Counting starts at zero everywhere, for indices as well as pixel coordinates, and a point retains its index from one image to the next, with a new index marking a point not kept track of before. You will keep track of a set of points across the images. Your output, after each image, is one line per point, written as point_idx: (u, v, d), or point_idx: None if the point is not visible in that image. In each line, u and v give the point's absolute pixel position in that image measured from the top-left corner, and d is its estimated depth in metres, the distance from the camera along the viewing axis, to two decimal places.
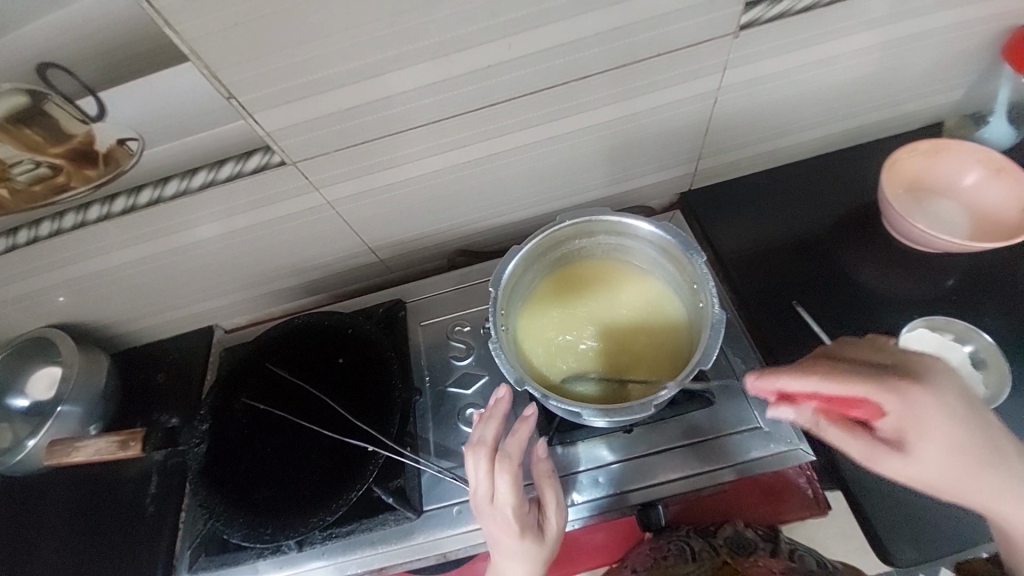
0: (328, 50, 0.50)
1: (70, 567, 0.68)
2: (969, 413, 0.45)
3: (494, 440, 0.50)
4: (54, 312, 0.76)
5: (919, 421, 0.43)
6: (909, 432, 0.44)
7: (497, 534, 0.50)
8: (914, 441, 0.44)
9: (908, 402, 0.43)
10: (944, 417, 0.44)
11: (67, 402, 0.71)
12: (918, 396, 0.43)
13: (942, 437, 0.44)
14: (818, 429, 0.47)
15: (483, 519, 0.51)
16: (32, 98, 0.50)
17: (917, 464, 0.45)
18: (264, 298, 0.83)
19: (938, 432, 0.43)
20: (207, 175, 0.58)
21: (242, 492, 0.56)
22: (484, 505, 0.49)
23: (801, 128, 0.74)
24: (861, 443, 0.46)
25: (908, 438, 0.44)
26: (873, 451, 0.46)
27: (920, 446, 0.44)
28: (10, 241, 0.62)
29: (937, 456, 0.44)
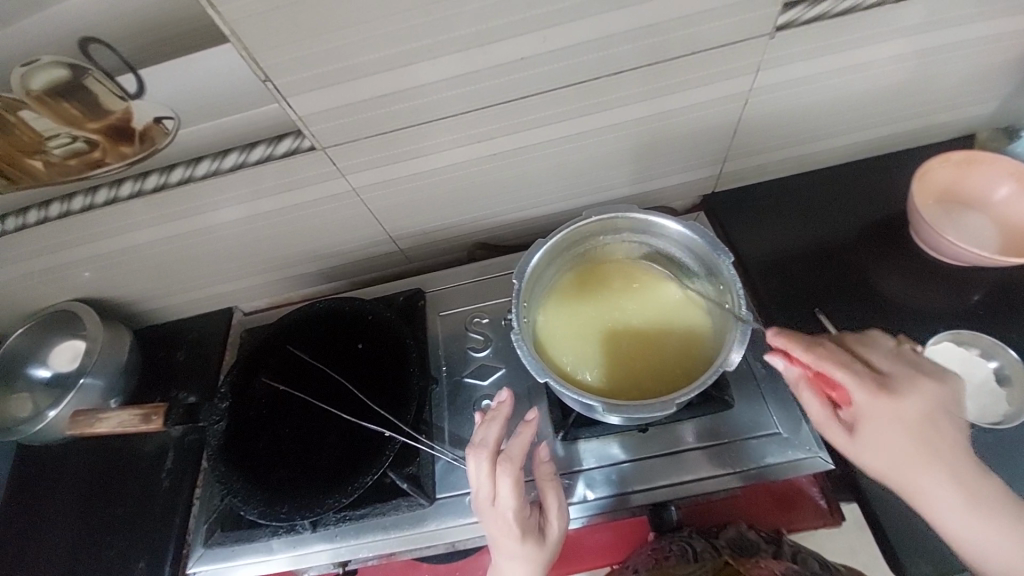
0: (363, 37, 0.50)
1: (86, 535, 0.69)
2: (946, 434, 0.47)
3: (495, 441, 0.51)
4: (80, 286, 0.78)
5: (879, 415, 0.47)
6: (865, 421, 0.48)
7: (497, 537, 0.50)
8: (867, 429, 0.48)
9: (881, 397, 0.47)
10: (913, 423, 0.47)
11: (90, 375, 0.72)
12: (891, 394, 0.47)
13: (892, 434, 0.47)
14: (794, 387, 0.52)
15: (483, 521, 0.51)
16: (71, 72, 0.49)
17: (859, 447, 0.49)
18: (285, 282, 0.84)
19: (889, 427, 0.47)
20: (238, 158, 0.59)
21: (260, 470, 0.56)
22: (485, 505, 0.49)
23: (831, 134, 0.73)
24: (822, 412, 0.51)
25: (860, 425, 0.48)
26: (828, 423, 0.51)
27: (871, 435, 0.48)
28: (43, 213, 0.64)
29: (884, 447, 0.47)
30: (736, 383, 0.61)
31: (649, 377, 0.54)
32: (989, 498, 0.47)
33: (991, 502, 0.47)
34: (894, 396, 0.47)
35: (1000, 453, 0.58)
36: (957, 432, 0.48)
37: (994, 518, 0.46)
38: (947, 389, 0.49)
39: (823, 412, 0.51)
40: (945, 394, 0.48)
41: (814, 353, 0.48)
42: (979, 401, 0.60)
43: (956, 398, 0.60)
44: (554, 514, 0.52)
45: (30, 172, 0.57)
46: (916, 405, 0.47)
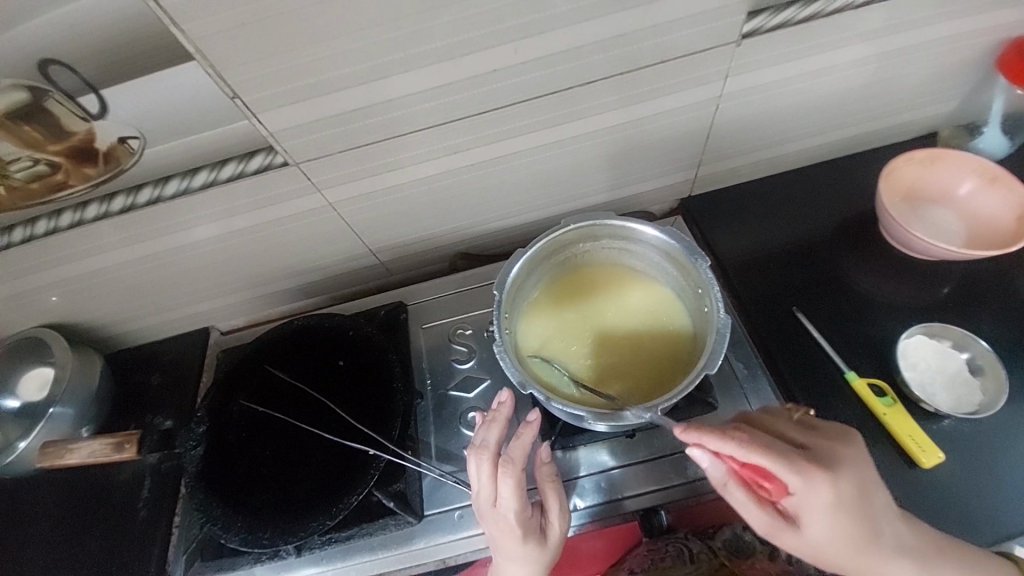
0: (333, 52, 0.50)
1: (59, 572, 0.66)
2: (871, 502, 0.46)
3: (496, 444, 0.49)
4: (47, 311, 0.75)
5: (822, 504, 0.43)
6: (806, 512, 0.44)
7: (498, 537, 0.50)
8: (809, 520, 0.44)
9: (814, 484, 0.43)
10: (850, 502, 0.44)
11: (59, 404, 0.70)
12: (826, 479, 0.43)
13: (835, 520, 0.44)
14: (722, 486, 0.47)
15: (485, 522, 0.51)
16: (32, 94, 0.48)
17: (805, 538, 0.46)
18: (263, 300, 0.82)
19: (832, 516, 0.44)
20: (208, 176, 0.57)
21: (241, 496, 0.55)
22: (486, 508, 0.49)
23: (800, 136, 0.75)
24: (761, 510, 0.46)
25: (802, 517, 0.45)
26: (768, 521, 0.46)
27: (814, 524, 0.45)
28: (5, 239, 0.62)
29: (828, 533, 0.45)
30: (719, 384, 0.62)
31: (633, 383, 0.54)
32: (916, 549, 0.49)
33: (920, 551, 0.49)
34: (830, 480, 0.43)
35: (976, 441, 0.60)
36: (879, 494, 0.47)
37: (930, 566, 0.49)
38: (853, 449, 0.46)
39: (762, 508, 0.46)
40: (856, 458, 0.46)
41: (741, 451, 0.42)
42: (954, 392, 0.62)
43: (933, 390, 0.62)
44: (556, 513, 0.52)
45: None
46: (846, 481, 0.44)
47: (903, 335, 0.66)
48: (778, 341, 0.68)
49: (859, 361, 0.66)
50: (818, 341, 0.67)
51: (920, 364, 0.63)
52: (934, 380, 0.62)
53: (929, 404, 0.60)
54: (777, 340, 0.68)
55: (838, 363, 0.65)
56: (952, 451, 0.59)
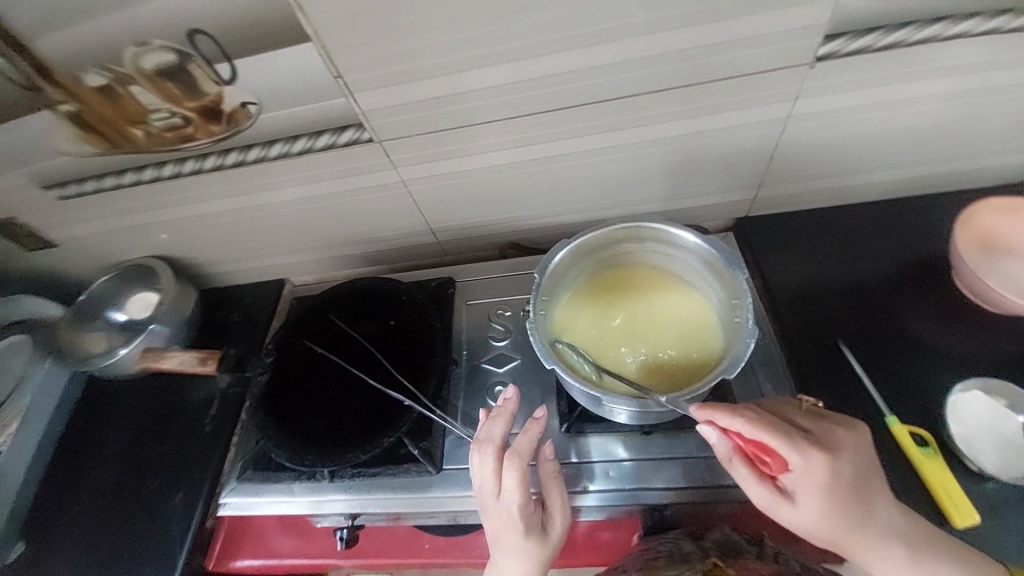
0: (425, 45, 0.56)
1: (139, 462, 0.79)
2: (869, 490, 0.49)
3: (501, 437, 0.54)
4: (158, 246, 0.88)
5: (818, 479, 0.47)
6: (804, 487, 0.47)
7: (499, 529, 0.53)
8: (805, 497, 0.48)
9: (813, 461, 0.47)
10: (845, 483, 0.47)
11: (159, 322, 0.82)
12: (823, 455, 0.47)
13: (831, 500, 0.47)
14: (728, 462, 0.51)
15: (485, 514, 0.54)
16: (179, 58, 0.57)
17: (801, 513, 0.48)
18: (332, 261, 0.92)
19: (826, 494, 0.47)
20: (306, 143, 0.66)
21: (292, 420, 0.62)
22: (488, 499, 0.53)
23: (872, 168, 0.73)
24: (763, 485, 0.49)
25: (799, 495, 0.48)
26: (770, 498, 0.49)
27: (810, 499, 0.47)
28: (136, 176, 0.72)
29: (823, 513, 0.47)
30: None
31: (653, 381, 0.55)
32: (917, 549, 0.49)
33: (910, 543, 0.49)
34: (825, 458, 0.47)
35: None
36: (876, 480, 0.49)
37: (925, 563, 0.48)
38: (858, 439, 0.50)
39: (765, 483, 0.49)
40: (860, 446, 0.50)
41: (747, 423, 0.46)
42: (1006, 453, 0.58)
43: (980, 447, 0.58)
44: (558, 509, 0.55)
45: (130, 139, 0.65)
46: (843, 460, 0.48)
47: (954, 390, 0.62)
48: (816, 370, 0.67)
49: (900, 402, 0.63)
50: (860, 376, 0.65)
51: (971, 419, 0.60)
52: (983, 438, 0.58)
53: (973, 462, 0.57)
54: (815, 369, 0.67)
55: (878, 402, 0.63)
56: (992, 513, 0.56)
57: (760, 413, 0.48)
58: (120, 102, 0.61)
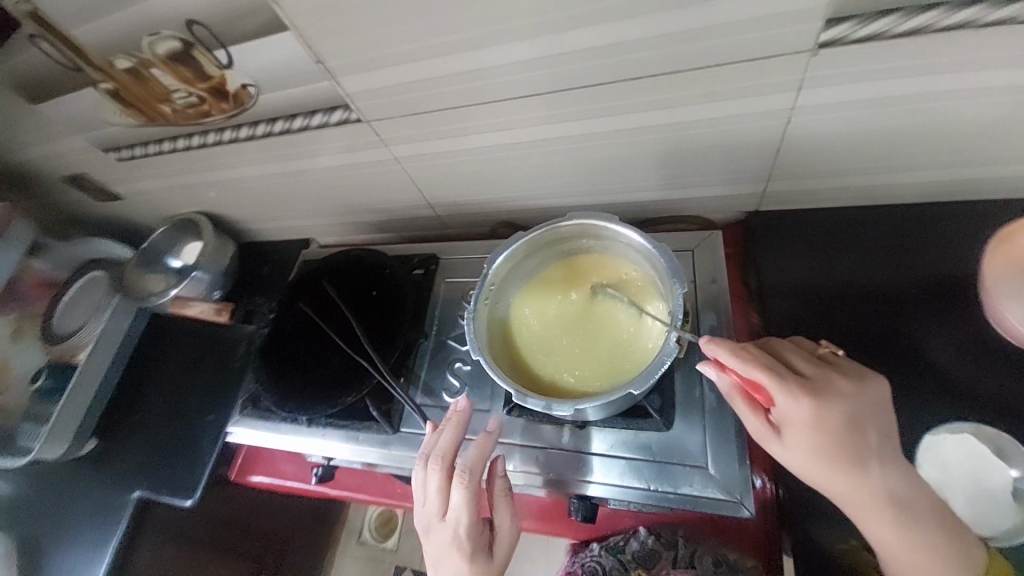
0: (395, 31, 0.57)
1: (187, 384, 0.97)
2: (874, 441, 0.47)
3: (450, 451, 0.57)
4: (202, 203, 1.01)
5: (805, 419, 0.48)
6: (790, 425, 0.49)
7: (444, 552, 0.53)
8: (791, 434, 0.49)
9: (801, 400, 0.48)
10: (836, 427, 0.47)
11: (200, 270, 0.95)
12: (813, 395, 0.48)
13: (816, 441, 0.47)
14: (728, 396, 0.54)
15: (430, 538, 0.55)
16: (184, 45, 0.62)
17: (790, 450, 0.50)
18: (346, 225, 1.00)
19: (812, 434, 0.48)
20: (304, 121, 0.72)
21: (281, 371, 0.72)
22: (435, 517, 0.54)
23: (903, 169, 0.63)
24: (757, 418, 0.52)
25: (786, 433, 0.49)
26: (760, 433, 0.52)
27: (796, 438, 0.49)
28: (173, 145, 0.82)
29: (808, 453, 0.48)
30: (683, 407, 0.61)
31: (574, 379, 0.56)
32: (906, 512, 0.47)
33: (913, 514, 0.47)
34: (816, 399, 0.47)
35: None
36: (879, 435, 0.48)
37: (913, 524, 0.46)
38: (880, 394, 0.49)
39: (758, 418, 0.52)
40: (868, 395, 0.48)
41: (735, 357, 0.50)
42: (972, 503, 0.55)
43: (946, 492, 0.56)
44: (503, 529, 0.56)
45: (161, 115, 0.74)
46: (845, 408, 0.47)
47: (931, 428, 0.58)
48: None
49: None
50: None
51: (950, 466, 0.56)
52: (953, 484, 0.56)
53: None
54: None
55: None
56: None
57: (761, 355, 0.50)
58: (147, 84, 0.69)
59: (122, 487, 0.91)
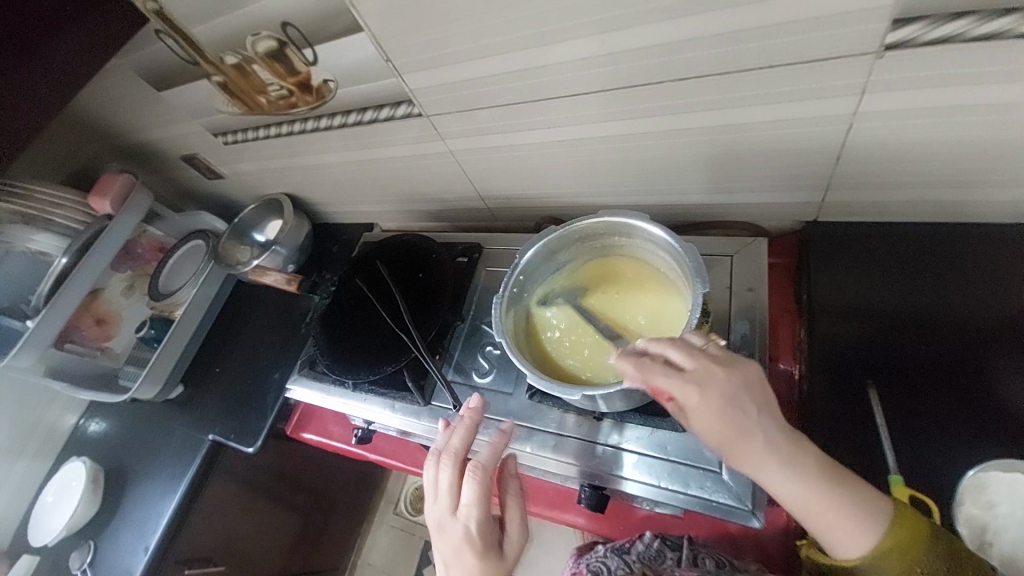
0: (456, 32, 0.62)
1: (260, 344, 1.09)
2: (767, 424, 0.44)
3: (462, 449, 0.58)
4: (285, 186, 1.13)
5: (695, 404, 0.45)
6: (685, 416, 0.46)
7: (454, 549, 0.54)
8: (688, 425, 0.46)
9: (689, 393, 0.45)
10: (724, 415, 0.44)
11: (279, 245, 1.07)
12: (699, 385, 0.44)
13: (714, 434, 0.44)
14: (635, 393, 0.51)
15: (441, 535, 0.55)
16: (279, 45, 0.71)
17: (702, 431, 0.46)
18: (406, 212, 1.08)
19: (706, 426, 0.44)
20: (373, 114, 0.80)
21: (335, 338, 0.81)
22: (447, 513, 0.55)
23: (986, 184, 0.57)
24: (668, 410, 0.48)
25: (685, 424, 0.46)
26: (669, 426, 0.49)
27: (694, 430, 0.46)
28: (267, 132, 0.93)
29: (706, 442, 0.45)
30: None
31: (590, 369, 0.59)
32: (821, 481, 0.43)
33: (827, 499, 0.43)
34: (701, 388, 0.44)
35: None
36: (773, 407, 0.45)
37: (832, 506, 0.43)
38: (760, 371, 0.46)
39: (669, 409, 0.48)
40: (743, 377, 0.45)
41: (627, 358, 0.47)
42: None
43: (995, 535, 0.50)
44: (512, 530, 0.56)
45: (259, 105, 0.85)
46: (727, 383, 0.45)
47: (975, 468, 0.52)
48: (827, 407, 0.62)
49: (915, 466, 0.56)
50: (877, 426, 0.58)
51: (997, 506, 0.50)
52: (1007, 527, 0.50)
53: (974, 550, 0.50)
54: (829, 405, 0.62)
55: (888, 459, 0.56)
56: None
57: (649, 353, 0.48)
58: (248, 78, 0.79)
59: (200, 428, 1.05)
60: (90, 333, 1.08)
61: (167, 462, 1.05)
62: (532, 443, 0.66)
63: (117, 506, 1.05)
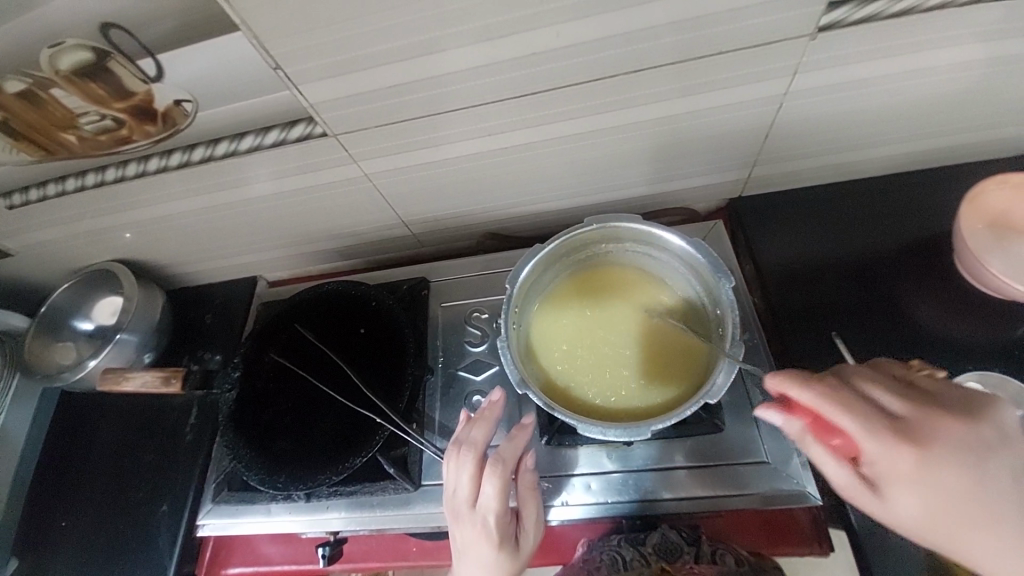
0: (372, 28, 0.50)
1: (123, 471, 0.79)
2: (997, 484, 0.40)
3: (483, 443, 0.52)
4: (116, 250, 0.83)
5: (907, 465, 0.40)
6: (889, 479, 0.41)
7: (472, 541, 0.50)
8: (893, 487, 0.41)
9: (898, 454, 0.40)
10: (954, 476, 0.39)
11: (126, 331, 0.78)
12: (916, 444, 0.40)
13: (930, 493, 0.40)
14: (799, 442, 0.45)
15: (456, 524, 0.52)
16: (95, 56, 0.49)
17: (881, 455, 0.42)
18: (304, 255, 0.88)
19: (920, 486, 0.40)
20: (254, 140, 0.61)
21: (264, 440, 0.61)
22: (464, 507, 0.51)
23: (875, 144, 0.67)
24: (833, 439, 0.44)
25: (884, 482, 0.41)
26: (852, 486, 0.43)
27: (903, 493, 0.41)
28: (78, 182, 0.66)
29: (919, 505, 0.40)
30: (730, 407, 0.59)
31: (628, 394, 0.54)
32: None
33: None
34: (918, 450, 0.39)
35: None
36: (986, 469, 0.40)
37: None
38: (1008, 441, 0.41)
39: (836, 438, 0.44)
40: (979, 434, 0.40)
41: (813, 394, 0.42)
42: None
43: None
44: (530, 521, 0.54)
45: (63, 145, 0.59)
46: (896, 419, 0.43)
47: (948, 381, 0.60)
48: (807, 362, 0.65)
49: None
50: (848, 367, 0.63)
51: None
52: None
53: None
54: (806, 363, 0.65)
55: None
56: None
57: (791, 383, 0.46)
58: (44, 107, 0.54)
59: None
60: None
61: None
62: (557, 492, 0.59)
63: None
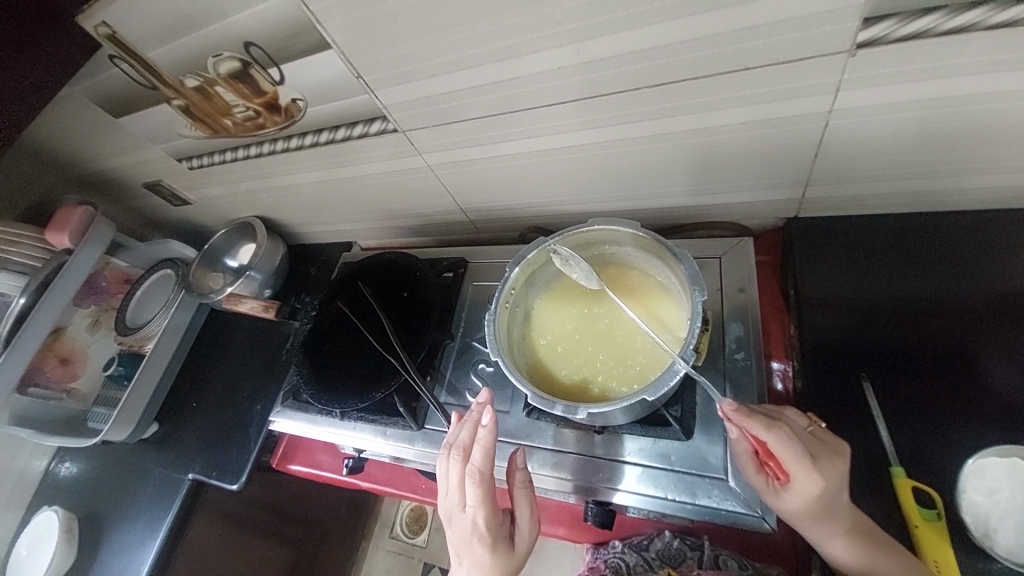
0: (424, 46, 0.60)
1: (239, 373, 1.05)
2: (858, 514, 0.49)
3: (469, 441, 0.54)
4: (256, 208, 1.09)
5: (807, 494, 0.46)
6: (792, 497, 0.47)
7: (466, 540, 0.51)
8: (789, 502, 0.48)
9: (814, 483, 0.45)
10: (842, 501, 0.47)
11: (254, 270, 1.03)
12: (825, 477, 0.45)
13: (819, 510, 0.47)
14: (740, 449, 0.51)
15: (452, 526, 0.53)
16: (242, 65, 0.68)
17: (780, 510, 0.50)
18: (386, 229, 1.06)
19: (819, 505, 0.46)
20: (346, 131, 0.77)
21: (318, 365, 0.77)
22: (455, 507, 0.52)
23: (958, 172, 0.59)
24: (760, 479, 0.51)
25: (787, 501, 0.48)
26: (768, 491, 0.50)
27: (800, 509, 0.47)
28: (234, 154, 0.90)
29: (806, 518, 0.48)
30: (705, 419, 0.60)
31: (590, 383, 0.57)
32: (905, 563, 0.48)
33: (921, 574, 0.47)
34: (829, 481, 0.45)
35: None
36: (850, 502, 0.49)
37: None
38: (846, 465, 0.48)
39: (761, 478, 0.51)
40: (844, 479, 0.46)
41: (771, 440, 0.45)
42: None
43: (997, 523, 0.50)
44: (523, 521, 0.54)
45: (224, 127, 0.82)
46: (786, 493, 0.48)
47: (969, 457, 0.53)
48: (819, 396, 0.62)
49: (911, 453, 0.56)
50: (875, 418, 0.58)
51: (999, 491, 0.50)
52: (1007, 514, 0.49)
53: (981, 541, 0.49)
54: (825, 403, 0.61)
55: (888, 447, 0.56)
56: None
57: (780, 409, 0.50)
58: (211, 99, 0.76)
59: (178, 468, 0.98)
60: (54, 375, 1.05)
61: (144, 507, 0.98)
62: (536, 460, 0.64)
63: (92, 563, 0.97)
